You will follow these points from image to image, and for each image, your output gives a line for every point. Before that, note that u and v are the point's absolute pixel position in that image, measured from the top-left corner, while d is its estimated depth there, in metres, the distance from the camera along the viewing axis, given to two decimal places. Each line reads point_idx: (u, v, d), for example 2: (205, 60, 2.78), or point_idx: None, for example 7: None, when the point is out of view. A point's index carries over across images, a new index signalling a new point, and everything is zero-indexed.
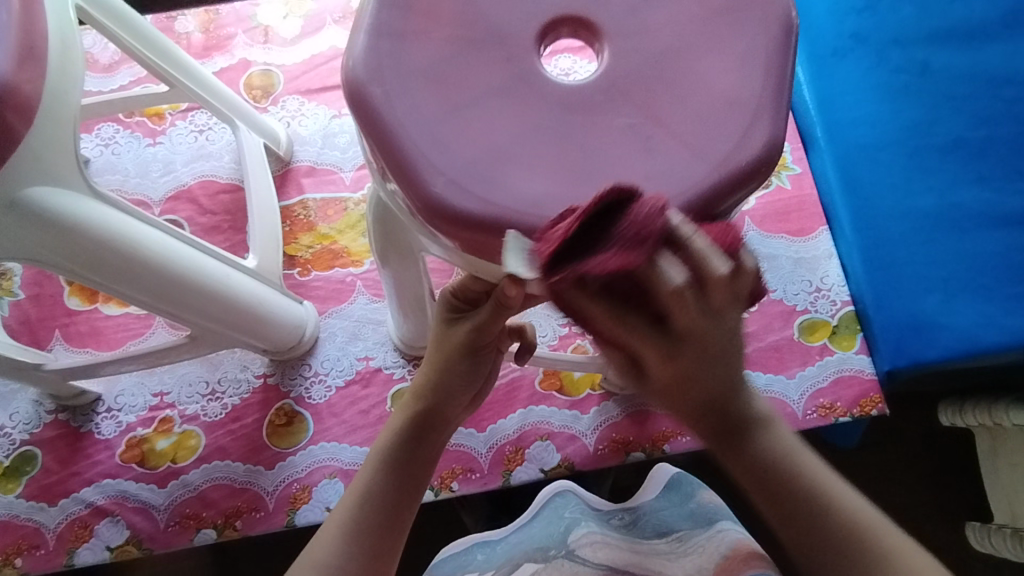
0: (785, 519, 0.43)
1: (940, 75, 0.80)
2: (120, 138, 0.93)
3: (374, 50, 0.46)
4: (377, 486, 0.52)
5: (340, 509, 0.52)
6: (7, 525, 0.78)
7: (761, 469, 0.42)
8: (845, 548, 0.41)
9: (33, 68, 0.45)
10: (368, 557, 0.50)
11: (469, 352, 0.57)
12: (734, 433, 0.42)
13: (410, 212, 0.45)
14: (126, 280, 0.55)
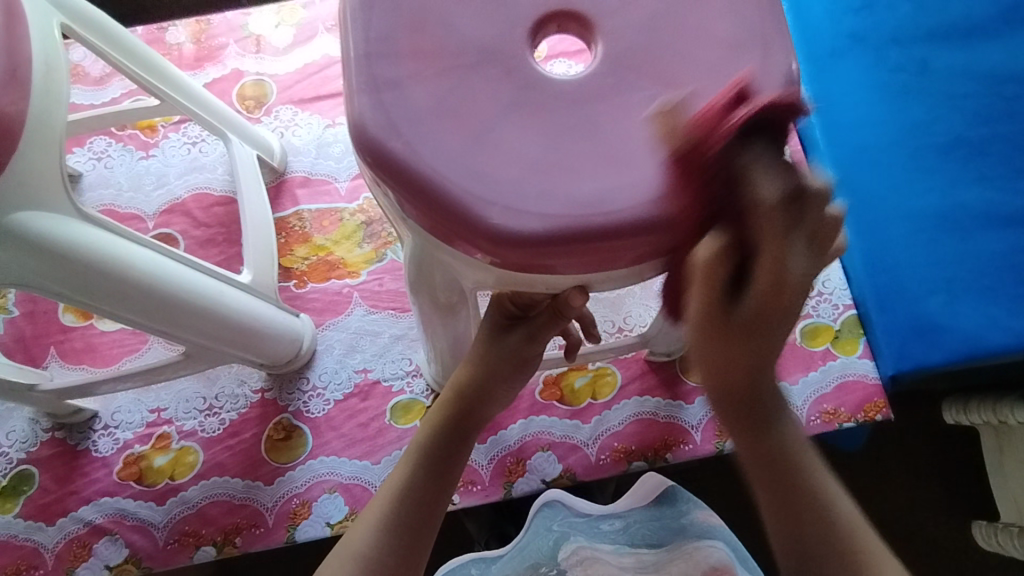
0: (762, 466, 0.48)
1: (941, 74, 0.79)
2: (112, 152, 0.92)
3: (368, 65, 0.45)
4: (415, 481, 0.53)
5: (375, 504, 0.53)
6: (5, 545, 0.78)
7: (737, 409, 0.47)
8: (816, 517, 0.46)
9: (16, 91, 0.44)
10: (405, 553, 0.51)
11: (519, 363, 0.58)
12: (757, 377, 0.45)
13: (439, 237, 0.44)
14: (119, 302, 0.54)
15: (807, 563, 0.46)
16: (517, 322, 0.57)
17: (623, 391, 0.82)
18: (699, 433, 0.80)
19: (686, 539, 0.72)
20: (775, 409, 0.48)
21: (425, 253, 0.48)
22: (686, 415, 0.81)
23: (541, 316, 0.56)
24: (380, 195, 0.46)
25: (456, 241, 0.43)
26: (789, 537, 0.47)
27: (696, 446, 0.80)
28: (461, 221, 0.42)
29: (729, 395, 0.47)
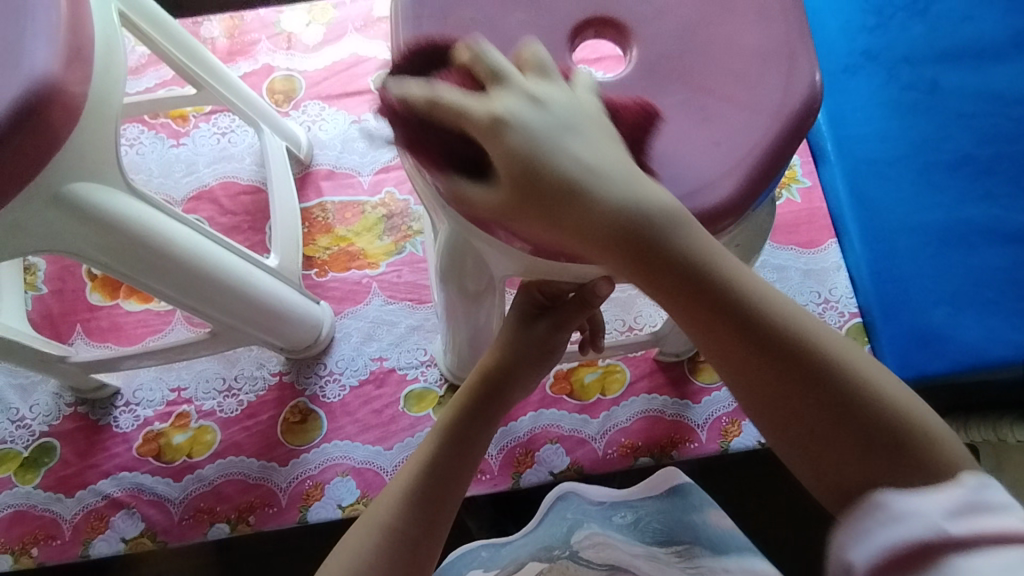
0: (716, 352, 0.38)
1: (950, 94, 0.82)
2: (144, 139, 0.95)
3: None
4: (439, 456, 0.55)
5: (400, 478, 0.55)
6: (25, 515, 0.80)
7: (681, 280, 0.37)
8: (799, 387, 0.36)
9: (81, 69, 0.47)
10: (427, 524, 0.52)
11: (542, 349, 0.60)
12: (630, 240, 0.36)
13: (476, 225, 0.47)
14: (156, 274, 0.57)
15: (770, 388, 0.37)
16: (544, 312, 0.60)
17: (631, 389, 0.84)
18: (704, 432, 0.82)
19: (699, 533, 0.73)
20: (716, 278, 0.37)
21: (463, 240, 0.50)
22: (692, 414, 0.83)
23: (567, 304, 0.58)
24: (423, 183, 0.49)
25: (494, 229, 0.46)
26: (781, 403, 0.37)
27: (701, 445, 0.82)
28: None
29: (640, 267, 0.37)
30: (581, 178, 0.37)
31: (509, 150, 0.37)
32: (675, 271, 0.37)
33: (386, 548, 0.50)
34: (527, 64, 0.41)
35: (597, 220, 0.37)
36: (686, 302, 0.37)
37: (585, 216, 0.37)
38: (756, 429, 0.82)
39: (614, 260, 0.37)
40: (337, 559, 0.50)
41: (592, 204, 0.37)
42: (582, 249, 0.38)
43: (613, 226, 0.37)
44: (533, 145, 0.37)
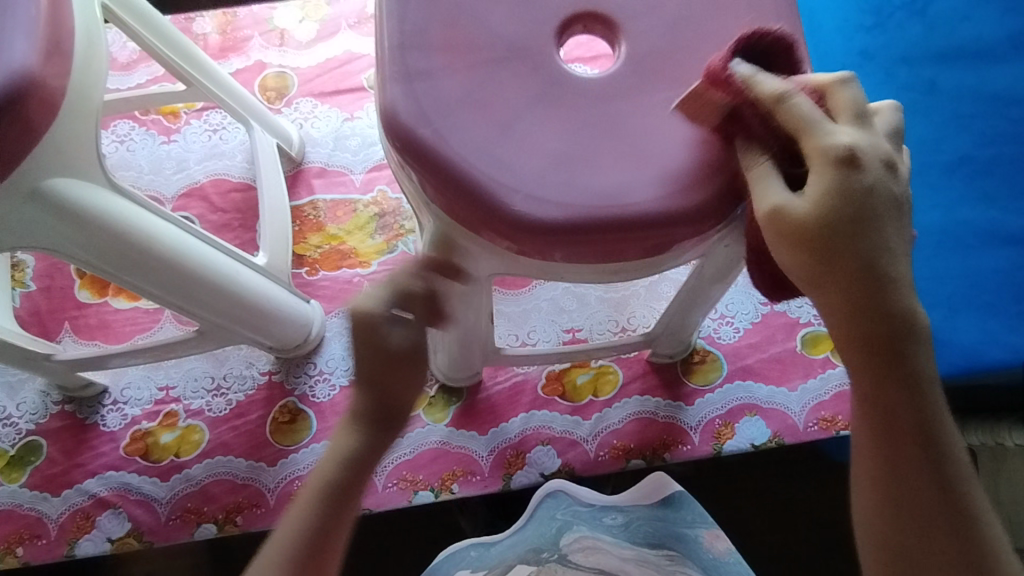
0: (883, 464, 0.43)
1: (947, 95, 0.81)
2: (135, 136, 0.94)
3: (401, 53, 0.47)
4: (339, 479, 0.50)
5: (301, 508, 0.50)
6: (10, 514, 0.79)
7: (871, 332, 0.40)
8: (920, 456, 0.43)
9: (60, 63, 0.46)
10: None
11: (422, 355, 0.51)
12: (901, 354, 0.41)
13: (462, 224, 0.46)
14: (141, 273, 0.56)
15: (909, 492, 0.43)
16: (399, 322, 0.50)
17: (624, 390, 0.84)
18: (697, 434, 0.82)
19: (687, 546, 0.77)
20: (917, 374, 0.41)
21: (449, 241, 0.49)
22: (685, 416, 0.82)
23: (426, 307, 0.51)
24: (407, 181, 0.48)
25: (479, 228, 0.45)
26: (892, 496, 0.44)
27: (694, 447, 0.81)
28: (483, 208, 0.44)
29: (882, 372, 0.41)
30: (885, 180, 0.39)
31: (898, 215, 0.39)
32: (912, 382, 0.41)
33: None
34: (827, 93, 0.40)
35: (896, 317, 0.40)
36: (880, 382, 0.42)
37: (886, 304, 0.39)
38: (749, 432, 0.81)
39: (875, 370, 0.41)
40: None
41: (903, 305, 0.40)
42: (839, 320, 0.41)
43: (883, 344, 0.40)
44: (872, 194, 0.38)
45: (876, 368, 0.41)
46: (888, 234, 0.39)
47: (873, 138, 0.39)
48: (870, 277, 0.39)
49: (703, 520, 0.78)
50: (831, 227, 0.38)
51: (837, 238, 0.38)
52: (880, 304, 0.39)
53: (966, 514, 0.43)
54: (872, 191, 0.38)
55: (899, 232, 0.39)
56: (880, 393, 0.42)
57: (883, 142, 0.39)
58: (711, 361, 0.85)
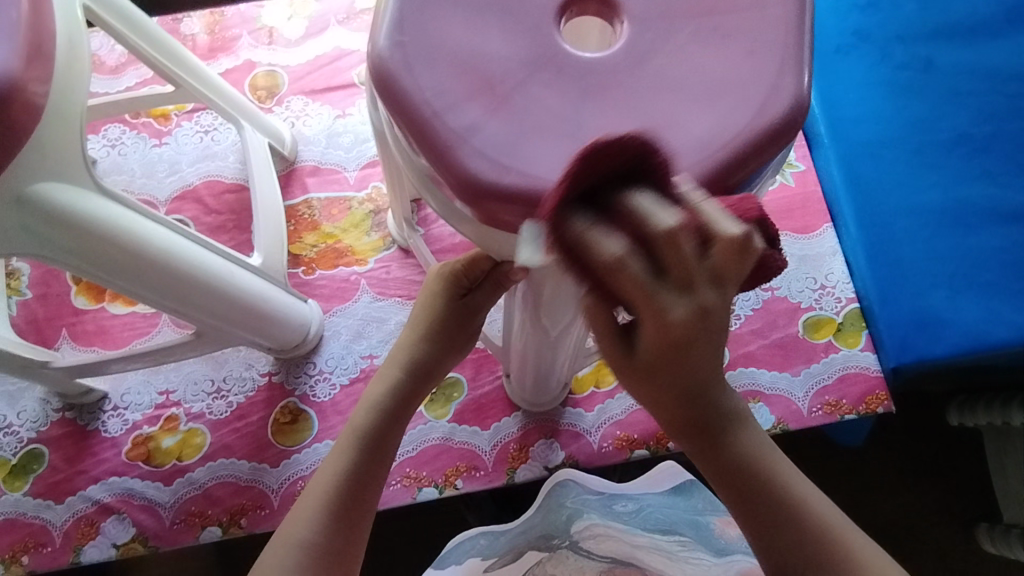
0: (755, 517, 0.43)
1: (944, 72, 0.80)
2: (126, 139, 0.93)
3: (400, 20, 0.41)
4: (372, 425, 0.58)
5: (339, 451, 0.57)
6: (14, 523, 0.79)
7: (687, 421, 0.41)
8: (772, 523, 0.43)
9: (41, 66, 0.44)
10: (348, 531, 0.53)
11: (464, 326, 0.61)
12: (713, 436, 0.41)
13: (478, 216, 0.40)
14: (133, 277, 0.56)
15: (782, 542, 0.43)
16: (470, 290, 0.59)
17: None
18: None
19: (700, 534, 0.77)
20: (738, 452, 0.42)
21: (471, 240, 0.43)
22: None
23: (481, 288, 0.58)
24: (410, 166, 0.42)
25: (499, 219, 0.39)
26: (774, 554, 0.44)
27: None
28: (497, 193, 0.38)
29: (710, 448, 0.42)
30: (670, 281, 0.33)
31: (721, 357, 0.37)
32: (740, 467, 0.42)
33: (322, 518, 0.53)
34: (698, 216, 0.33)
35: (725, 409, 0.41)
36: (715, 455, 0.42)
37: (715, 400, 0.40)
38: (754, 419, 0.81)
39: (690, 442, 0.42)
40: (286, 533, 0.52)
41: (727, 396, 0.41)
42: (651, 404, 0.41)
43: (718, 430, 0.41)
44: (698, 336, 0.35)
45: (700, 443, 0.42)
46: (700, 356, 0.36)
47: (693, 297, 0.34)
48: (682, 353, 0.36)
49: (715, 507, 0.78)
50: (685, 338, 0.35)
51: (688, 347, 0.35)
52: (697, 384, 0.39)
53: (841, 560, 0.43)
54: (707, 315, 0.34)
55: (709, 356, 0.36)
56: (733, 469, 0.42)
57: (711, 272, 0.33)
58: None
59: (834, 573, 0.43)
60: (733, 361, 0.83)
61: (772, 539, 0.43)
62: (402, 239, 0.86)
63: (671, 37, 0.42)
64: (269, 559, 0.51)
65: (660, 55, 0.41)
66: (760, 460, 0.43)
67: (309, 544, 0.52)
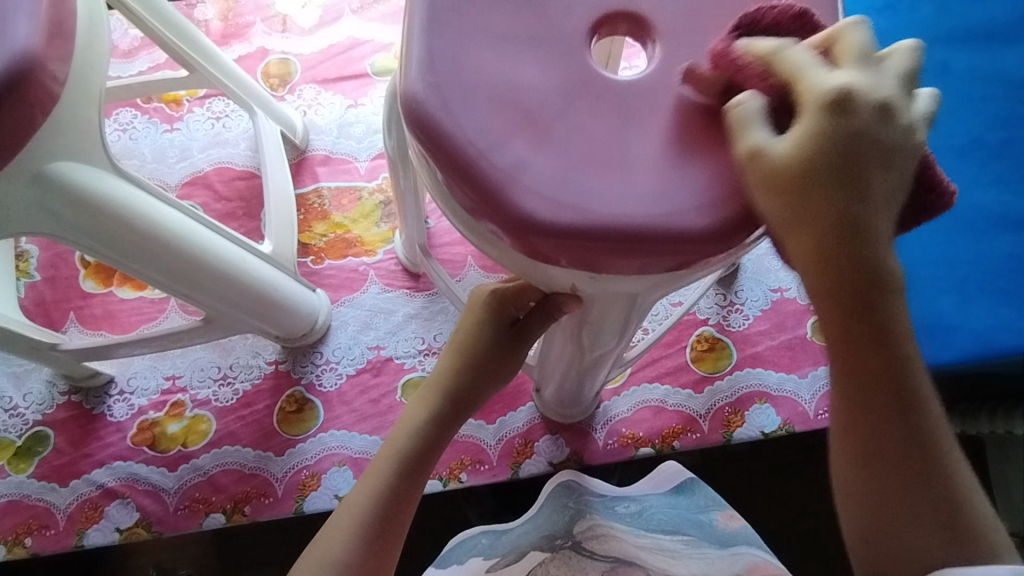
0: (858, 385, 0.41)
1: (960, 77, 0.79)
2: (138, 124, 0.93)
3: (430, 59, 0.40)
4: (410, 450, 0.59)
5: (374, 473, 0.59)
6: (18, 505, 0.79)
7: (842, 271, 0.37)
8: (891, 399, 0.41)
9: (62, 45, 0.44)
10: (378, 555, 0.57)
11: (512, 353, 0.59)
12: (867, 286, 0.38)
13: (523, 251, 0.39)
14: (147, 260, 0.56)
15: (883, 420, 0.41)
16: (517, 322, 0.57)
17: (632, 378, 0.83)
18: (707, 422, 0.81)
19: (703, 531, 0.78)
20: (885, 311, 0.39)
21: (497, 260, 0.42)
22: (694, 404, 0.82)
23: (530, 317, 0.54)
24: (444, 200, 0.41)
25: (530, 246, 0.38)
26: (863, 429, 0.42)
27: (704, 435, 0.81)
28: (541, 228, 0.37)
29: (851, 306, 0.38)
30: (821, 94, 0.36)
31: (899, 179, 0.37)
32: (882, 327, 0.39)
33: (355, 541, 0.56)
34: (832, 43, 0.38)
35: (885, 266, 0.38)
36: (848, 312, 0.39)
37: (865, 251, 0.37)
38: (760, 420, 0.81)
39: (833, 308, 0.39)
40: (319, 552, 0.56)
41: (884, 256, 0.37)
42: (795, 224, 0.37)
43: (872, 299, 0.38)
44: (853, 141, 0.36)
45: (841, 297, 0.38)
46: (865, 170, 0.36)
47: (876, 82, 0.37)
48: (818, 175, 0.36)
49: (715, 503, 0.80)
50: (844, 141, 0.36)
51: (843, 158, 0.36)
52: (852, 207, 0.36)
53: (936, 446, 0.41)
54: (855, 136, 0.36)
55: (875, 173, 0.36)
56: (855, 336, 0.39)
57: (893, 75, 0.38)
58: (720, 349, 0.84)
59: (932, 452, 0.41)
60: (740, 362, 0.83)
61: (873, 416, 0.41)
62: (411, 262, 0.85)
63: (697, 39, 0.42)
64: (305, 566, 0.56)
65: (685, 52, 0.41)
66: (900, 333, 0.39)
67: (341, 563, 0.55)
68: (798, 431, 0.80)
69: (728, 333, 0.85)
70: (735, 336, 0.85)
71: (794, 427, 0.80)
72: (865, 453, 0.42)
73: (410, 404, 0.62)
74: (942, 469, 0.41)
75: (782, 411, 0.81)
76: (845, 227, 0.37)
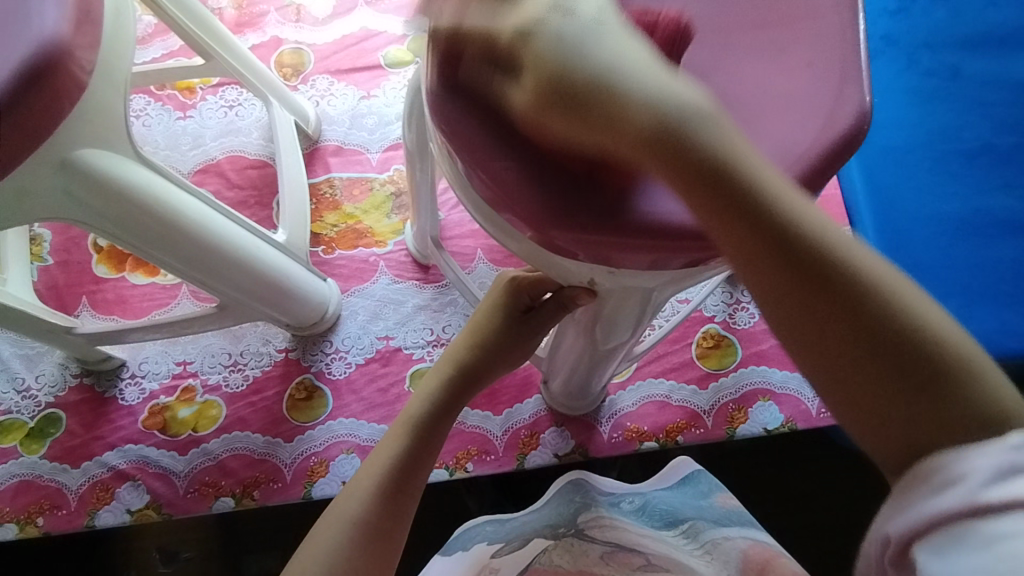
0: (786, 317, 0.34)
1: (971, 82, 0.80)
2: (151, 111, 0.94)
3: (456, 55, 0.41)
4: (425, 415, 0.60)
5: (393, 438, 0.60)
6: (30, 485, 0.80)
7: (693, 159, 0.33)
8: (794, 268, 0.33)
9: (90, 33, 0.45)
10: (392, 513, 0.56)
11: (524, 339, 0.61)
12: (704, 167, 0.33)
13: (541, 244, 0.40)
14: (165, 246, 0.57)
15: (835, 357, 0.33)
16: (531, 311, 0.59)
17: (638, 373, 0.84)
18: (710, 418, 0.82)
19: (708, 515, 0.71)
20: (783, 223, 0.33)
21: (515, 254, 0.43)
22: (698, 400, 0.83)
23: (545, 308, 0.56)
24: (465, 194, 0.42)
25: (548, 237, 0.39)
26: (802, 330, 0.34)
27: (707, 431, 0.82)
28: (564, 223, 0.38)
29: (741, 229, 0.33)
30: (614, 85, 0.35)
31: (695, 136, 0.34)
32: (782, 236, 0.33)
33: (372, 497, 0.56)
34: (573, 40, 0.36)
35: (655, 115, 0.34)
36: (779, 301, 0.34)
37: (668, 134, 0.34)
38: (763, 417, 0.82)
39: (754, 257, 0.33)
40: (339, 509, 0.56)
41: (855, 278, 0.33)
42: (670, 181, 0.34)
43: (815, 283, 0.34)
44: (665, 99, 0.34)
45: (721, 216, 0.33)
46: (715, 190, 0.33)
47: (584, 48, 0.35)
48: (702, 173, 0.33)
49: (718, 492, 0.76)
50: (649, 113, 0.34)
51: (692, 136, 0.34)
52: (726, 167, 0.33)
53: (870, 299, 0.33)
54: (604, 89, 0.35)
55: (735, 159, 0.33)
56: (768, 273, 0.33)
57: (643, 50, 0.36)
58: (726, 346, 0.85)
59: (857, 297, 0.33)
60: (745, 359, 0.84)
61: (804, 333, 0.34)
62: (421, 254, 0.86)
63: (721, 42, 0.42)
64: (324, 524, 0.56)
65: (716, 64, 0.42)
66: (810, 228, 0.33)
67: (359, 521, 0.55)
68: (800, 429, 0.82)
69: (734, 330, 0.86)
70: (740, 333, 0.86)
71: (796, 424, 0.82)
72: (852, 413, 0.34)
73: (426, 377, 0.64)
74: (895, 327, 0.33)
75: (784, 408, 0.82)
76: (715, 180, 0.33)
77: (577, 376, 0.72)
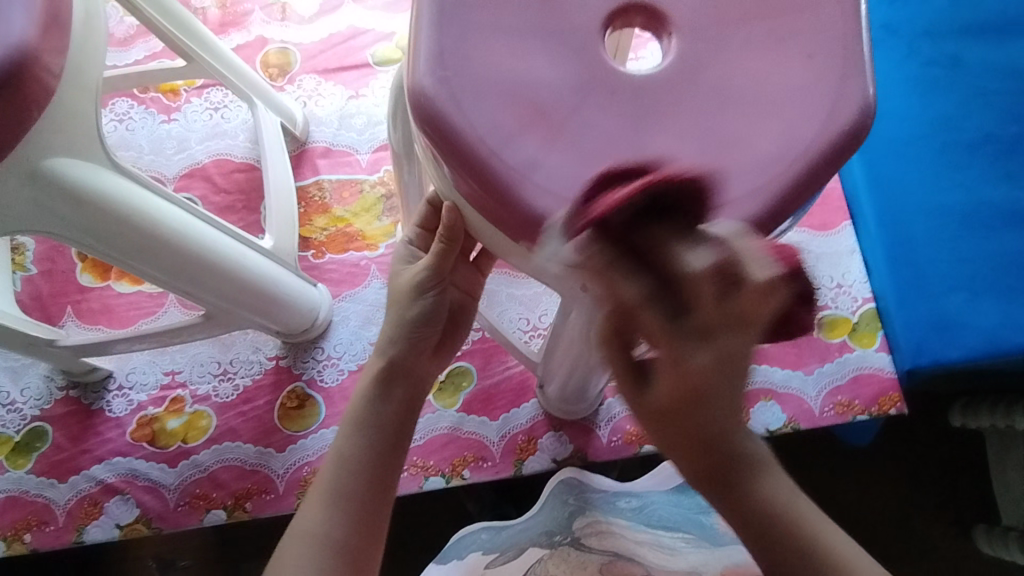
0: (756, 533, 0.42)
1: (973, 70, 0.78)
2: (134, 114, 0.92)
3: (439, 52, 0.39)
4: (373, 411, 0.56)
5: (342, 438, 0.55)
6: (16, 501, 0.78)
7: (711, 466, 0.39)
8: (763, 536, 0.42)
9: (58, 37, 0.42)
10: (359, 519, 0.52)
11: None
12: (736, 475, 0.40)
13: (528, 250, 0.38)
14: (145, 258, 0.55)
15: None
16: None
17: None
18: None
19: (700, 529, 0.77)
20: (757, 497, 0.41)
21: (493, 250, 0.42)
22: None
23: None
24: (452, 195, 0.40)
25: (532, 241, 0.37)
26: None
27: None
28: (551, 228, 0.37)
29: (733, 498, 0.40)
30: (715, 417, 0.36)
31: (721, 423, 0.36)
32: (760, 511, 0.41)
33: (333, 507, 0.52)
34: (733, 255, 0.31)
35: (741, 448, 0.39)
36: (772, 555, 0.42)
37: (731, 449, 0.38)
38: (765, 417, 0.80)
39: (731, 498, 0.41)
40: (300, 526, 0.51)
41: (768, 496, 0.41)
42: (683, 462, 0.39)
43: (773, 543, 0.42)
44: (718, 378, 0.33)
45: (721, 488, 0.40)
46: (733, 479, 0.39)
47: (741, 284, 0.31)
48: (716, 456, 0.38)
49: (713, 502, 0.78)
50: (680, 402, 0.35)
51: (713, 437, 0.37)
52: (727, 445, 0.38)
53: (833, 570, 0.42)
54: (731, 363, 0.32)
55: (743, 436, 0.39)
56: (767, 543, 0.42)
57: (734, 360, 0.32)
58: None
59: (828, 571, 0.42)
60: None
61: (785, 570, 0.42)
62: None
63: (717, 35, 0.40)
64: (286, 547, 0.51)
65: (712, 59, 0.40)
66: (779, 504, 0.41)
67: (325, 536, 0.51)
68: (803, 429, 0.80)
69: None
70: None
71: (799, 424, 0.80)
72: None
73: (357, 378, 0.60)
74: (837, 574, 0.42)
75: (787, 408, 0.80)
76: (743, 508, 0.41)
77: (575, 379, 0.70)
